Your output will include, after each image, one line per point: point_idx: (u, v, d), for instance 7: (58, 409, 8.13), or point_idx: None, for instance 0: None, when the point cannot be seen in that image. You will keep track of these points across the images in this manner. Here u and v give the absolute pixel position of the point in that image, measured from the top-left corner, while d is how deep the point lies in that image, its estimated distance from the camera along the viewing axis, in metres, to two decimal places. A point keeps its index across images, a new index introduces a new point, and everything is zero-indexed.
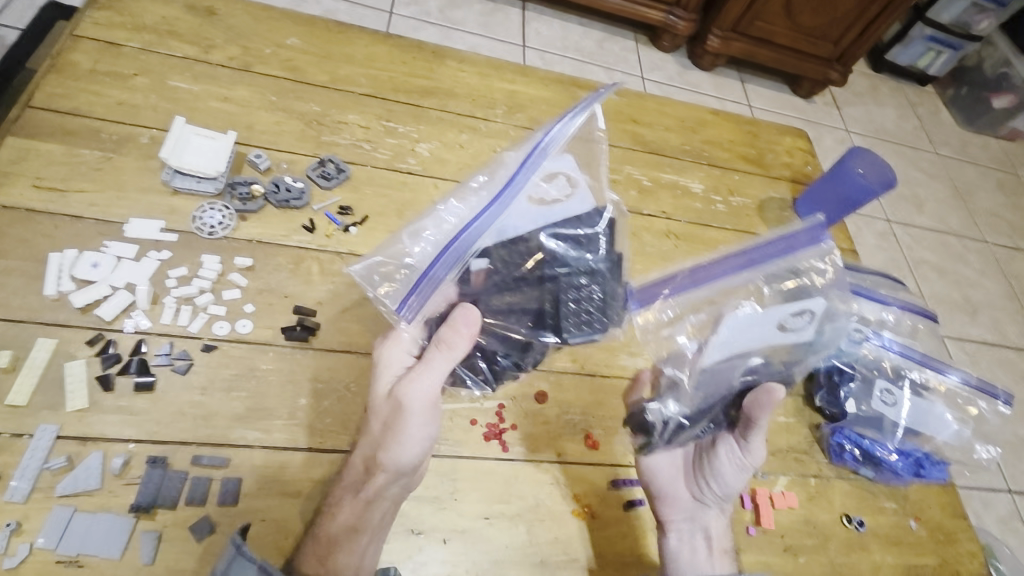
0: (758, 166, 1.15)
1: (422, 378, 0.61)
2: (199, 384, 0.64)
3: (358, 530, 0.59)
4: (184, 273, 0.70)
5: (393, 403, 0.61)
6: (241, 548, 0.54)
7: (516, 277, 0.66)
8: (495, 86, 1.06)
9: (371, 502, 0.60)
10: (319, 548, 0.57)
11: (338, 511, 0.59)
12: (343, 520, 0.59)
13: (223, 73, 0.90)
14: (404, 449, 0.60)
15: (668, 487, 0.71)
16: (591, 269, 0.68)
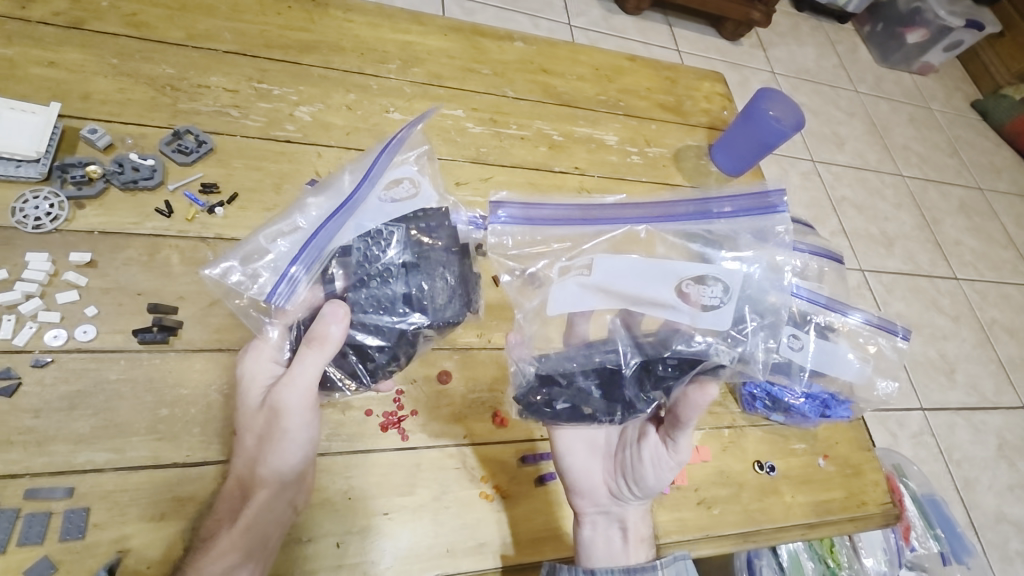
0: (675, 114, 1.10)
1: (292, 384, 0.54)
2: (32, 406, 0.55)
3: (236, 567, 0.52)
4: (3, 277, 0.60)
5: (265, 414, 0.55)
6: None
7: (373, 267, 0.60)
8: (387, 37, 0.95)
9: (251, 527, 0.54)
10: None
11: (215, 544, 0.53)
12: (216, 556, 0.52)
13: (45, 32, 0.76)
14: (283, 458, 0.55)
15: (582, 479, 0.67)
16: (448, 266, 0.64)
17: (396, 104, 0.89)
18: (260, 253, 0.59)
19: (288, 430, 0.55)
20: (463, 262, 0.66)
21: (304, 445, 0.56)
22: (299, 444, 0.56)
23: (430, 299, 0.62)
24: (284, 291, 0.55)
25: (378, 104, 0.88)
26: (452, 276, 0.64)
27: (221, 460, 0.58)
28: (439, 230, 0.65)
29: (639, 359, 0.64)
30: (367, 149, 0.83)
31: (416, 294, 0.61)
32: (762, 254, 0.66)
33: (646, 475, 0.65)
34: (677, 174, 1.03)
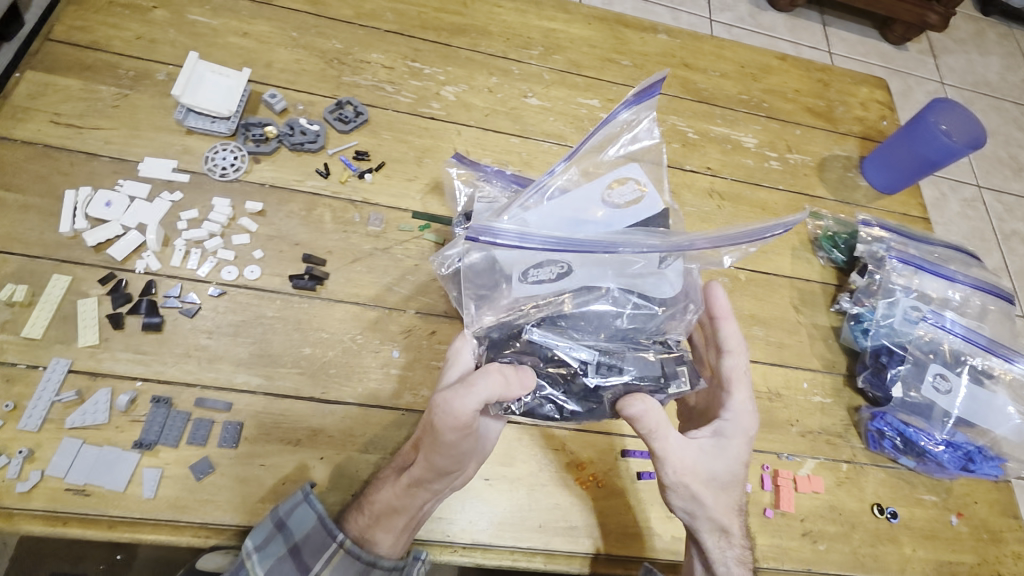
0: (824, 120, 1.02)
1: (466, 397, 0.48)
2: (206, 327, 0.64)
3: (396, 513, 0.55)
4: (194, 216, 0.69)
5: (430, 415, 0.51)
6: (308, 496, 0.56)
7: (554, 277, 0.52)
8: (532, 24, 0.97)
9: (408, 502, 0.54)
10: (361, 518, 0.56)
11: (380, 490, 0.56)
12: (382, 499, 0.56)
13: (243, 6, 0.86)
14: (438, 457, 0.51)
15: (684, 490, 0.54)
16: (647, 295, 0.55)
17: (534, 90, 0.91)
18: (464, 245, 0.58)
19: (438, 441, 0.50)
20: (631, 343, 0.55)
21: (467, 447, 0.51)
22: (456, 442, 0.50)
23: (618, 329, 0.55)
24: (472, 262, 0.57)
25: (517, 89, 0.90)
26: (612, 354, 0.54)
27: (350, 402, 0.64)
28: (651, 263, 0.53)
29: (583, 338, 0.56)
30: (502, 131, 0.86)
31: (600, 318, 0.55)
32: (889, 283, 0.77)
33: (697, 476, 0.54)
34: (819, 185, 0.95)
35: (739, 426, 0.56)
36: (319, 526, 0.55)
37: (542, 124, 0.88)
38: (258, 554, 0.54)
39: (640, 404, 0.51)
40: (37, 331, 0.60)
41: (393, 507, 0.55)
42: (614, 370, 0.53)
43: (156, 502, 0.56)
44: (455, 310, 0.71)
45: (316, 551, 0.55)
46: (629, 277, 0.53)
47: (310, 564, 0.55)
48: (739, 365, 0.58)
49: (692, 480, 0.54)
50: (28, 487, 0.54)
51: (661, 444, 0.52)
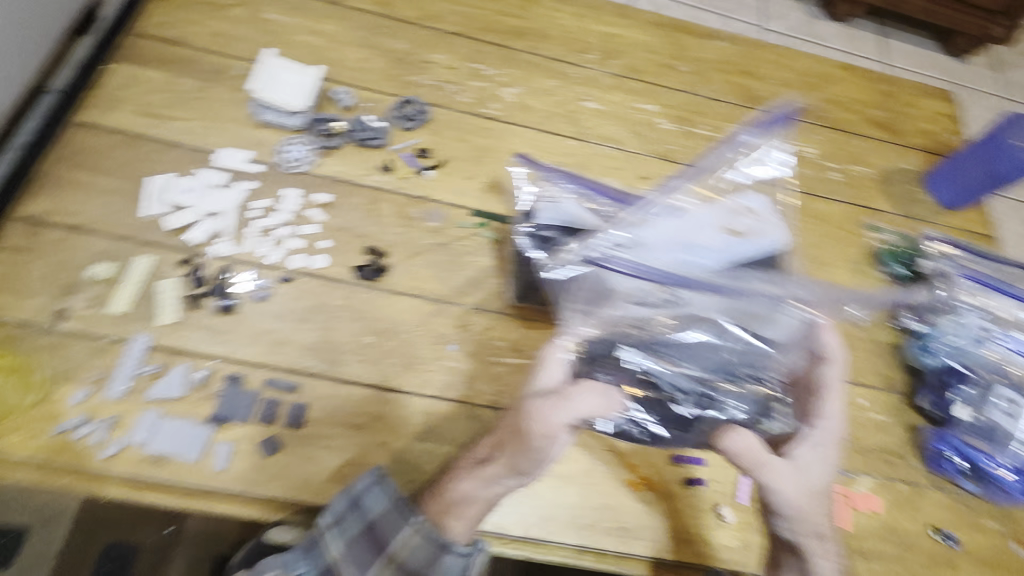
0: (887, 132, 1.00)
1: (560, 409, 0.55)
2: (275, 312, 0.67)
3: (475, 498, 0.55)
4: (267, 205, 0.73)
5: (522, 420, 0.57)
6: (380, 478, 0.56)
7: (670, 293, 0.57)
8: (591, 28, 0.98)
9: (485, 494, 0.56)
10: (438, 503, 0.56)
11: (461, 477, 0.57)
12: (463, 485, 0.56)
13: (315, 6, 0.90)
14: (527, 460, 0.56)
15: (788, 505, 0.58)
16: (752, 328, 0.60)
17: (592, 94, 0.92)
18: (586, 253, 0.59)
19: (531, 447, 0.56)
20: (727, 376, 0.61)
21: (554, 454, 0.57)
22: (546, 447, 0.56)
23: (718, 361, 0.61)
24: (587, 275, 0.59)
25: (576, 93, 0.91)
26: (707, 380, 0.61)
27: (408, 391, 0.66)
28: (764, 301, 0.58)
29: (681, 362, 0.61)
30: (560, 133, 0.87)
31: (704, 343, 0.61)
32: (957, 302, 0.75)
33: (806, 489, 0.59)
34: (881, 198, 0.93)
35: (833, 432, 0.62)
36: (392, 506, 0.55)
37: (600, 128, 0.89)
38: (332, 531, 0.54)
39: (738, 437, 0.59)
40: (123, 305, 0.64)
41: (471, 497, 0.56)
42: (708, 388, 0.60)
43: (226, 475, 0.58)
44: (511, 307, 0.72)
45: (390, 530, 0.54)
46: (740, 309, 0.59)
47: (385, 544, 0.53)
48: (835, 375, 0.63)
49: (803, 496, 0.58)
50: (112, 453, 0.58)
51: (766, 469, 0.58)
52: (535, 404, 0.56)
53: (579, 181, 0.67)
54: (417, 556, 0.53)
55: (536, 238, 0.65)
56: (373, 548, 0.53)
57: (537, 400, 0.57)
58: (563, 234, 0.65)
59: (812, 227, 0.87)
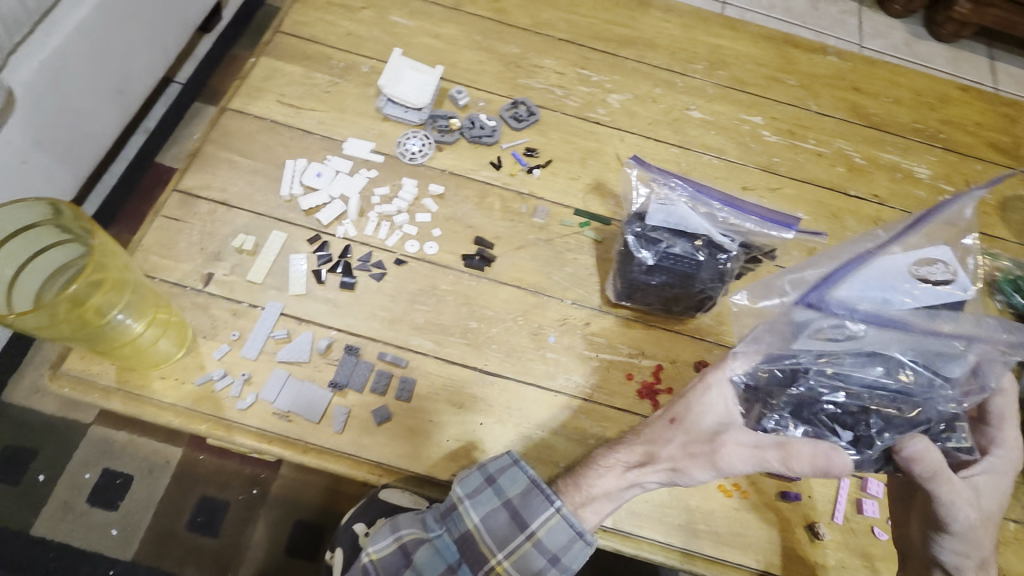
0: (1009, 157, 0.95)
1: (763, 461, 0.54)
2: (389, 291, 0.71)
3: (610, 498, 0.58)
4: (386, 192, 0.78)
5: (705, 449, 0.56)
6: (516, 460, 0.59)
7: (856, 333, 0.56)
8: (698, 39, 0.99)
9: (624, 492, 0.59)
10: (578, 496, 0.58)
11: (604, 476, 0.59)
12: (604, 486, 0.58)
13: (435, 11, 0.95)
14: (690, 480, 0.57)
15: (962, 526, 0.56)
16: (938, 369, 0.57)
17: (697, 103, 0.92)
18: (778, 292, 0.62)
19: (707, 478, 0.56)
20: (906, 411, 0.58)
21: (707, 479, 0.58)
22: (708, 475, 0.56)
23: (900, 393, 0.58)
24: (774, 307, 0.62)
25: (680, 101, 0.92)
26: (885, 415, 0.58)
27: (509, 376, 0.68)
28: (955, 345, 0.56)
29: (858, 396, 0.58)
30: (663, 140, 0.88)
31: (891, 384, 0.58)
32: None
33: (980, 511, 0.57)
34: (1000, 225, 0.88)
35: (1011, 467, 0.60)
36: (530, 486, 0.58)
37: (703, 137, 0.89)
38: (469, 501, 0.57)
39: (925, 444, 0.56)
40: (258, 275, 0.70)
41: (611, 494, 0.58)
42: (889, 421, 0.58)
43: (341, 436, 0.63)
44: (609, 305, 0.74)
45: (531, 509, 0.57)
46: (930, 353, 0.57)
47: (526, 520, 0.57)
48: (1009, 406, 0.61)
49: (977, 516, 0.57)
50: (246, 405, 0.64)
51: (944, 484, 0.56)
52: (730, 443, 0.55)
53: (688, 181, 0.68)
54: (556, 536, 0.56)
55: (642, 237, 0.67)
56: (513, 523, 0.57)
57: (732, 440, 0.55)
58: (673, 237, 0.67)
59: None
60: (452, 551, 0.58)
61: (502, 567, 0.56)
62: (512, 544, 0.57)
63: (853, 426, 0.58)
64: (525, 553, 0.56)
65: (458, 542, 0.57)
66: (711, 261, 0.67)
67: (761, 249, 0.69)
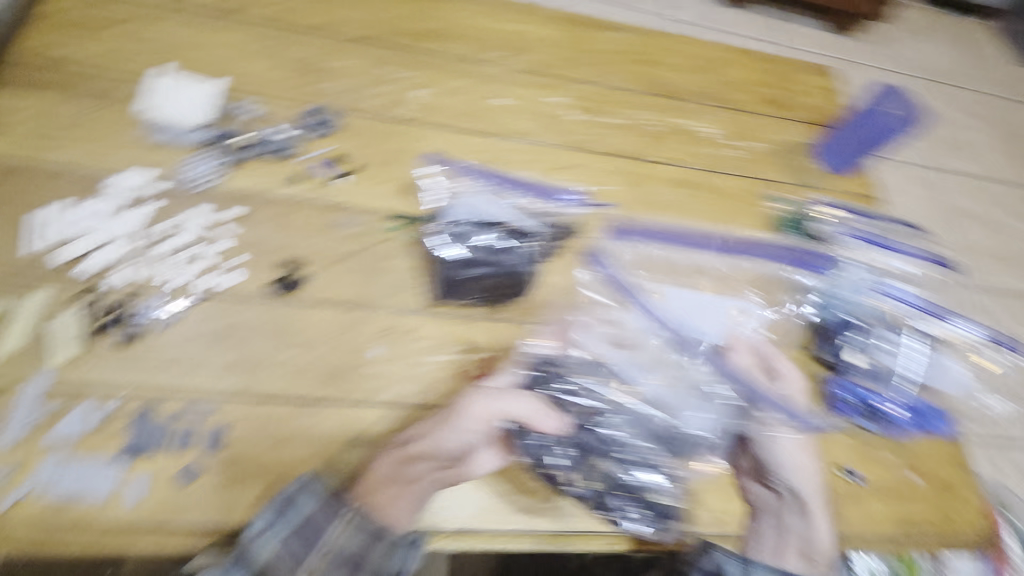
0: (778, 109, 1.07)
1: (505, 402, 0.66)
2: (187, 334, 0.65)
3: (393, 480, 0.61)
4: (170, 226, 0.70)
5: (469, 406, 0.66)
6: (308, 482, 0.60)
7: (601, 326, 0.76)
8: (495, 26, 1.00)
9: (408, 470, 0.61)
10: (369, 484, 0.61)
11: (385, 459, 0.62)
12: (385, 469, 0.61)
13: (209, 19, 0.87)
14: (455, 439, 0.64)
15: (786, 462, 0.71)
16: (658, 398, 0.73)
17: (500, 90, 0.94)
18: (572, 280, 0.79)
19: (468, 429, 0.64)
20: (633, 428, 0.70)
21: (484, 441, 0.65)
22: (481, 425, 0.65)
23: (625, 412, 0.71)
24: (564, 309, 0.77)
25: (485, 90, 0.93)
26: (617, 429, 0.70)
27: (335, 400, 0.65)
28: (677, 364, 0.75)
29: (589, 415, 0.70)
30: (471, 131, 0.88)
31: (634, 406, 0.71)
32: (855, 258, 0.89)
33: (796, 449, 0.72)
34: (777, 170, 1.00)
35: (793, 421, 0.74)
36: (326, 501, 0.59)
37: (511, 122, 0.91)
38: (270, 531, 0.57)
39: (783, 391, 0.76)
40: (16, 346, 0.61)
41: (395, 475, 0.61)
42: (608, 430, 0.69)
43: (144, 507, 0.57)
44: (433, 304, 0.73)
45: (325, 523, 0.59)
46: (656, 367, 0.75)
47: (320, 534, 0.58)
48: (779, 362, 0.78)
49: (795, 453, 0.72)
50: (17, 499, 0.55)
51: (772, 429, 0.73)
52: (486, 394, 0.66)
53: (482, 178, 0.83)
54: (353, 541, 0.59)
55: (453, 234, 0.75)
56: (307, 542, 0.58)
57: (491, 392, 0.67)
58: (478, 228, 0.75)
59: (716, 202, 0.93)
60: None
61: None
62: (314, 559, 0.58)
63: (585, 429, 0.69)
64: (326, 564, 0.58)
65: None
66: (520, 247, 0.76)
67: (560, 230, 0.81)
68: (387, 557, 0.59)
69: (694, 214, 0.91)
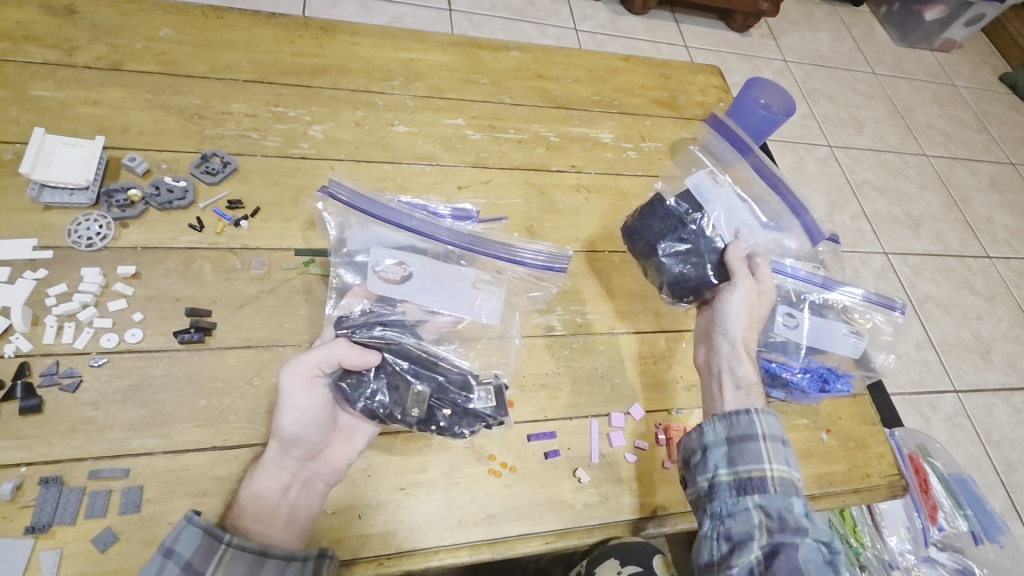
0: (669, 108, 1.14)
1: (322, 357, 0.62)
2: (90, 399, 0.63)
3: (260, 496, 0.60)
4: (63, 290, 0.68)
5: (302, 387, 0.62)
6: (191, 520, 0.55)
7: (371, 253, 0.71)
8: (390, 56, 1.02)
9: (271, 483, 0.60)
10: (244, 509, 0.59)
11: (249, 480, 0.61)
12: (250, 488, 0.60)
13: (90, 75, 0.86)
14: (289, 423, 0.61)
15: (728, 313, 0.75)
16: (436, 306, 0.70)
17: (400, 118, 0.96)
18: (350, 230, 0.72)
19: (298, 408, 0.61)
20: (429, 360, 0.68)
21: (322, 411, 0.63)
22: (313, 394, 0.62)
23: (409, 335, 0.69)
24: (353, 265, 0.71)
25: (384, 119, 0.95)
26: (416, 372, 0.67)
27: (255, 443, 0.65)
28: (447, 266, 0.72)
29: (403, 360, 0.67)
30: (375, 160, 0.90)
31: (427, 316, 0.70)
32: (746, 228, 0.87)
33: (744, 305, 0.75)
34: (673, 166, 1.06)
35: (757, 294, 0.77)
36: (205, 538, 0.54)
37: (413, 148, 0.93)
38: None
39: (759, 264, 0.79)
40: None
41: (261, 491, 0.60)
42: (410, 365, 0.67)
43: None
44: None
45: (208, 564, 0.53)
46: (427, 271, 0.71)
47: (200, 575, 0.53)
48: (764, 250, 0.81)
49: (739, 306, 0.75)
50: None
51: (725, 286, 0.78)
52: (299, 366, 0.62)
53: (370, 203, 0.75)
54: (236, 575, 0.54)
55: (351, 262, 0.71)
56: None
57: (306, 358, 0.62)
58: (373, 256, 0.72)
59: (619, 202, 0.98)
60: None
61: None
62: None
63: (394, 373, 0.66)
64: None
65: None
66: None
67: None
68: None
69: (600, 215, 0.95)
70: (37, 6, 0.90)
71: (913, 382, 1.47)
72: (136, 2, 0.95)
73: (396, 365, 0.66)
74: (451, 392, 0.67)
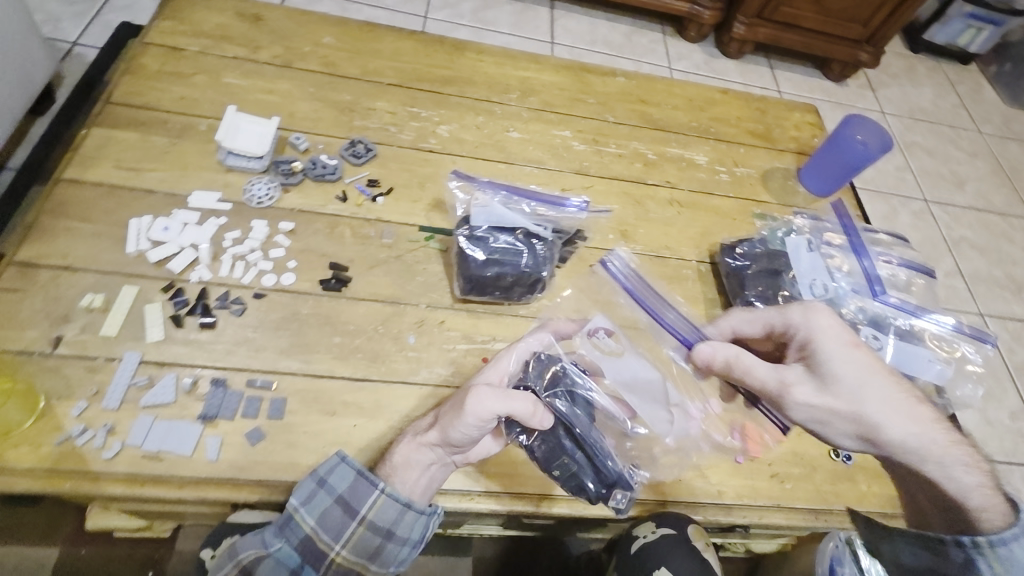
0: (764, 140, 1.20)
1: (498, 402, 0.65)
2: (251, 323, 0.76)
3: (407, 466, 0.67)
4: (237, 235, 0.83)
5: (474, 421, 0.65)
6: (343, 459, 0.67)
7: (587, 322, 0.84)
8: (510, 73, 1.15)
9: (417, 459, 0.67)
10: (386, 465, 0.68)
11: (399, 447, 0.68)
12: (399, 454, 0.68)
13: (269, 70, 1.04)
14: (456, 433, 0.65)
15: (834, 423, 0.65)
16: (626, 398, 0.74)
17: (515, 125, 1.08)
18: (480, 209, 0.84)
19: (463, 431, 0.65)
20: (592, 446, 0.70)
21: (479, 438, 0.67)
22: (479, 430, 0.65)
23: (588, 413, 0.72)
24: (478, 244, 0.82)
25: (500, 126, 1.07)
26: (580, 450, 0.70)
27: (376, 380, 0.75)
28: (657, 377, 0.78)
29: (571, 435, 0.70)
30: (491, 159, 1.02)
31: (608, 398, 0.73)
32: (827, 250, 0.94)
33: (834, 399, 0.65)
34: (764, 192, 1.12)
35: (829, 373, 0.66)
36: (356, 478, 0.67)
37: (525, 152, 1.05)
38: (305, 508, 0.65)
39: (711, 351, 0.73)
40: (112, 329, 0.72)
41: (407, 462, 0.67)
42: (575, 445, 0.70)
43: (217, 464, 0.66)
44: (460, 301, 0.84)
45: (360, 498, 0.67)
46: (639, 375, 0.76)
47: (357, 508, 0.67)
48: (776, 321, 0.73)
49: (834, 408, 0.64)
50: (111, 454, 0.65)
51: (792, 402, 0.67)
52: (479, 394, 0.65)
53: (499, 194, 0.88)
54: (385, 514, 0.67)
55: (473, 236, 0.82)
56: (346, 514, 0.67)
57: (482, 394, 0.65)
58: (493, 231, 0.83)
59: (708, 218, 1.04)
60: (296, 556, 0.66)
61: (343, 556, 0.66)
62: (350, 531, 0.67)
63: (564, 444, 0.70)
64: (362, 536, 0.67)
65: (300, 548, 0.66)
66: (531, 249, 0.84)
67: (573, 234, 0.91)
68: (416, 527, 0.68)
69: (690, 229, 1.02)
70: (233, 12, 1.09)
71: (1004, 450, 1.40)
72: (307, 14, 1.13)
73: (564, 439, 0.70)
74: (596, 478, 0.70)
